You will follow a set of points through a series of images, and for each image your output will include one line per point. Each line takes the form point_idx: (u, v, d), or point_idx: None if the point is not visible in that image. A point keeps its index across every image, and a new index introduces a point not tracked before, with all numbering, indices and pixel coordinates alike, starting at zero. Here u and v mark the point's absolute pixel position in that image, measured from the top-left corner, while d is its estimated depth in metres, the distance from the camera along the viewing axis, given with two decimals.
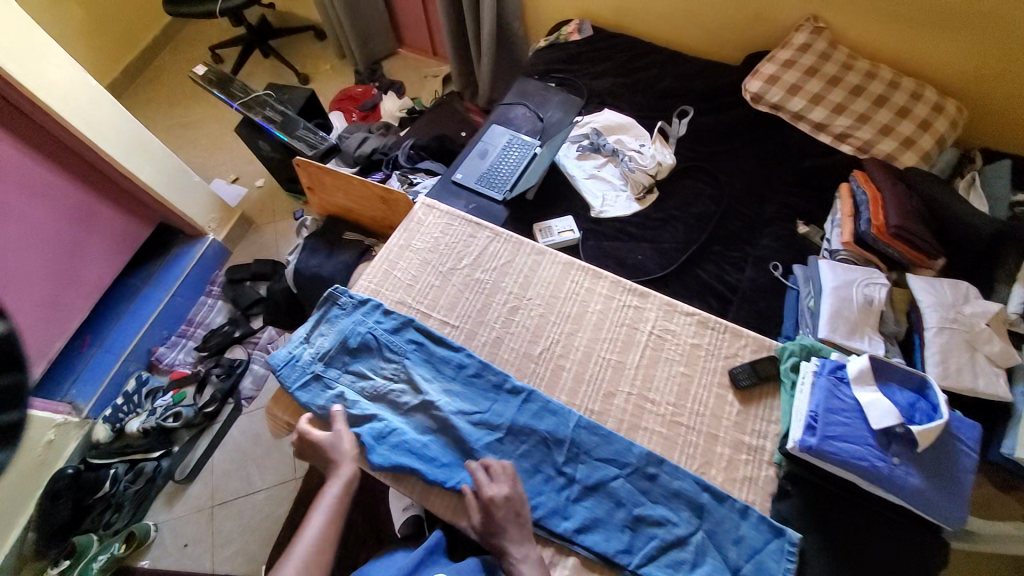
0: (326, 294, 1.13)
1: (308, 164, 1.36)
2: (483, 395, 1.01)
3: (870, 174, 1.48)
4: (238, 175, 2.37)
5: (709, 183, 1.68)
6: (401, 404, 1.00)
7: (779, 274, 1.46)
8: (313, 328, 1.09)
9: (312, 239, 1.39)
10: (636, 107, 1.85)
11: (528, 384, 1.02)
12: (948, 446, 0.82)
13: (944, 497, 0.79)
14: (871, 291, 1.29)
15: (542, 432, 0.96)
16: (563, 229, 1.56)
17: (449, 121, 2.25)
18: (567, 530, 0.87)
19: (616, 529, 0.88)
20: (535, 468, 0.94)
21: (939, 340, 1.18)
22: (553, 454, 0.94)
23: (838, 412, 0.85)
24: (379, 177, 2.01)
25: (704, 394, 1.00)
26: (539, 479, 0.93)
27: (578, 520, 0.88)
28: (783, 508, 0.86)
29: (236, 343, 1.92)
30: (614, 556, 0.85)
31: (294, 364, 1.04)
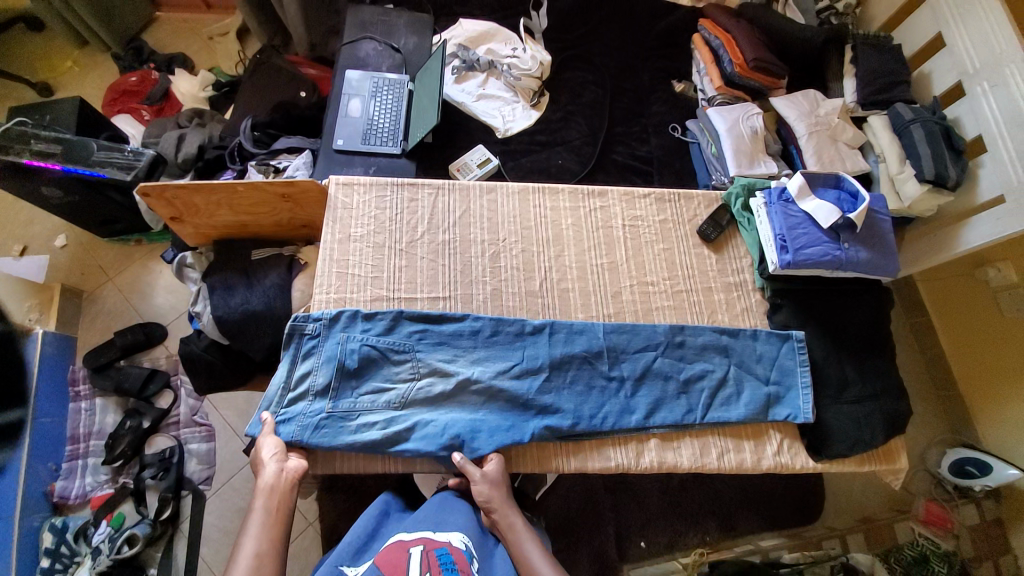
0: (285, 328, 0.94)
1: (164, 188, 1.03)
2: (511, 348, 0.98)
3: (714, 20, 1.63)
4: (24, 243, 1.76)
5: (588, 68, 1.68)
6: (437, 397, 0.93)
7: (679, 133, 1.59)
8: (293, 369, 0.92)
9: (217, 275, 1.13)
10: (487, 10, 1.73)
11: (545, 319, 1.03)
12: (872, 218, 1.04)
13: (882, 257, 1.02)
14: (752, 123, 1.47)
15: (581, 353, 0.98)
16: (480, 160, 1.48)
17: (278, 84, 1.87)
18: (639, 421, 0.95)
19: (675, 400, 0.98)
20: (589, 386, 0.97)
21: (812, 143, 1.44)
22: (599, 367, 0.99)
23: (797, 226, 1.01)
24: (232, 177, 1.64)
25: (687, 258, 1.11)
26: (598, 393, 0.97)
27: (644, 408, 0.96)
28: (779, 317, 1.06)
29: (153, 433, 1.56)
30: (683, 420, 0.96)
31: (295, 417, 0.88)
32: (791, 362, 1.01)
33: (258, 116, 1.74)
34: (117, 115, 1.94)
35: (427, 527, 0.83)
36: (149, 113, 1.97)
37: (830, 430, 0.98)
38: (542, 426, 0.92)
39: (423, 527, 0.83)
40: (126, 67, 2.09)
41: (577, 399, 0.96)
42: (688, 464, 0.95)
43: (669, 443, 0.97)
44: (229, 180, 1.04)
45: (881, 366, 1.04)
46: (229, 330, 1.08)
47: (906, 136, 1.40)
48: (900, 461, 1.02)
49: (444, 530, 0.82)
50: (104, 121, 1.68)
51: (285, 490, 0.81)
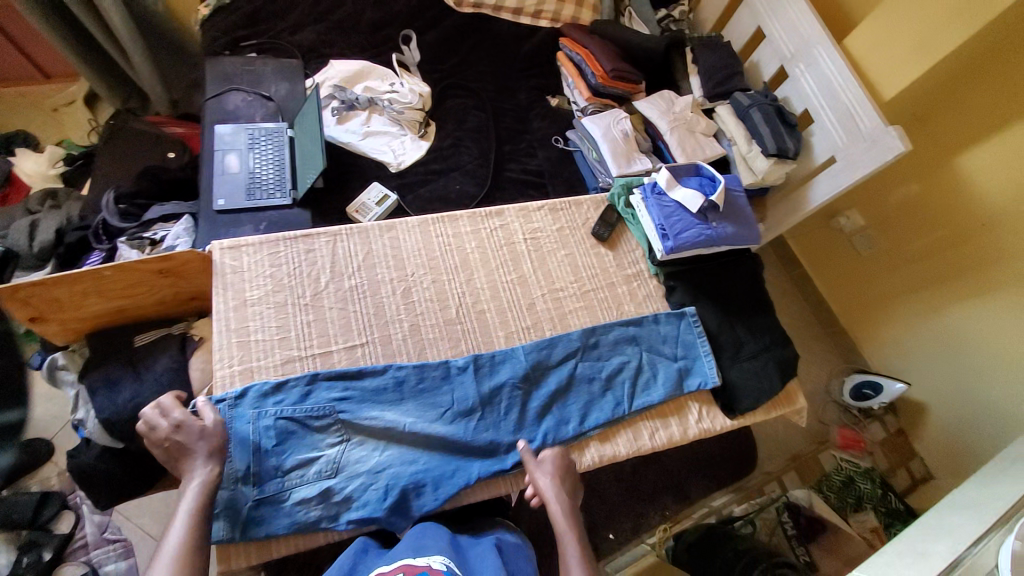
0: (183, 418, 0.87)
1: (14, 290, 0.89)
2: (437, 385, 0.99)
3: (574, 37, 1.78)
4: None
5: (467, 94, 1.75)
6: (370, 453, 0.90)
7: (562, 144, 1.71)
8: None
9: (97, 373, 0.99)
10: (357, 49, 1.73)
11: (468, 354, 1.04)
12: (730, 197, 1.20)
13: (746, 229, 1.18)
14: (623, 126, 1.62)
15: (508, 378, 1.02)
16: (377, 197, 1.47)
17: (139, 148, 1.72)
18: (576, 428, 1.00)
19: (601, 397, 1.04)
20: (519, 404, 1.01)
21: (675, 136, 1.62)
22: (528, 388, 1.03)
23: (671, 214, 1.14)
24: (98, 258, 1.46)
25: (588, 260, 1.20)
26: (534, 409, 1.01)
27: (577, 415, 1.02)
28: (675, 297, 1.18)
29: (57, 566, 1.29)
30: (613, 415, 1.03)
31: (220, 512, 0.81)
32: (689, 338, 1.13)
33: (121, 187, 1.58)
34: None
35: (407, 556, 0.77)
36: None
37: (736, 387, 1.11)
38: (486, 465, 0.94)
39: (402, 556, 0.77)
40: None
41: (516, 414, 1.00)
42: (626, 450, 1.02)
43: (606, 439, 1.03)
44: (92, 266, 0.93)
45: (768, 322, 1.19)
46: (122, 431, 0.97)
47: (748, 119, 1.62)
48: (799, 401, 1.17)
49: (424, 554, 0.77)
50: None
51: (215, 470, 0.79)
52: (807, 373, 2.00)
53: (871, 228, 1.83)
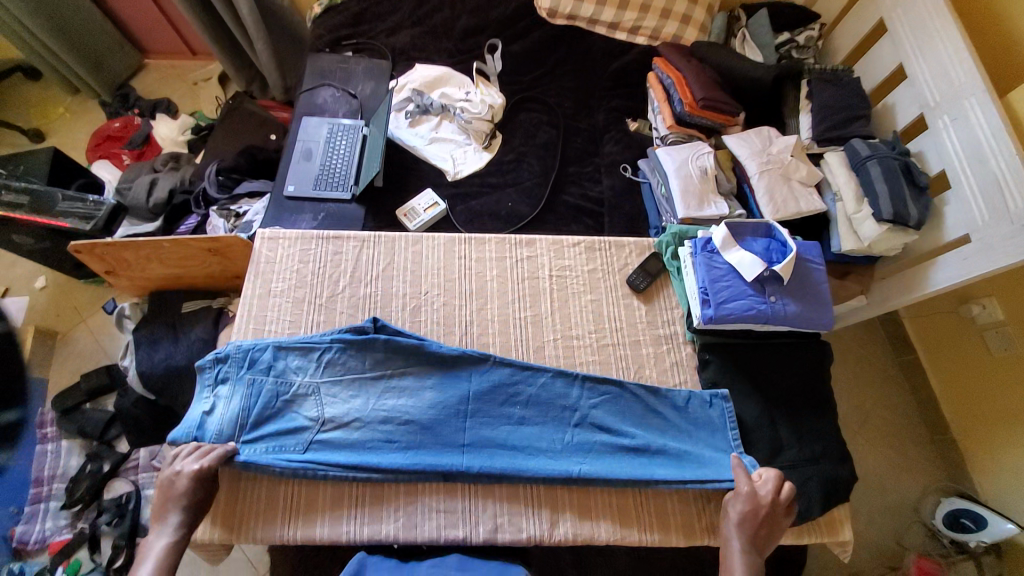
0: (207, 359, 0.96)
1: (94, 246, 1.06)
2: (385, 460, 0.90)
3: (668, 58, 1.62)
4: (6, 285, 1.86)
5: (542, 110, 1.69)
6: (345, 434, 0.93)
7: (630, 173, 1.57)
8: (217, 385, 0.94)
9: (145, 330, 1.14)
10: (445, 54, 1.76)
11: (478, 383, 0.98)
12: (802, 269, 1.01)
13: (814, 311, 0.99)
14: (702, 163, 1.44)
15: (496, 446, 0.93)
16: (427, 205, 1.49)
17: (248, 128, 1.93)
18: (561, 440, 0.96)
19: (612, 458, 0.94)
20: (484, 441, 0.94)
21: (764, 182, 1.40)
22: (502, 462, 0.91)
23: (720, 278, 0.98)
24: (195, 220, 1.68)
25: (615, 309, 1.08)
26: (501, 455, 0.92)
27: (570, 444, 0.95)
28: (707, 374, 1.02)
29: (112, 477, 1.58)
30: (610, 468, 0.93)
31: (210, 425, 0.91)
32: (710, 454, 0.94)
33: (224, 161, 1.79)
34: (98, 160, 2.03)
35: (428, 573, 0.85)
36: (129, 157, 2.05)
37: None
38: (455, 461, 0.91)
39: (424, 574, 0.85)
40: (113, 113, 2.21)
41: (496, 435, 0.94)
42: (606, 536, 0.91)
43: (585, 508, 0.92)
44: (154, 237, 1.06)
45: (819, 427, 0.99)
46: (155, 385, 1.10)
47: (862, 173, 1.35)
48: (844, 533, 0.95)
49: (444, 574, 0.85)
50: (78, 169, 1.77)
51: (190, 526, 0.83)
52: (889, 482, 1.64)
53: (1011, 326, 1.43)
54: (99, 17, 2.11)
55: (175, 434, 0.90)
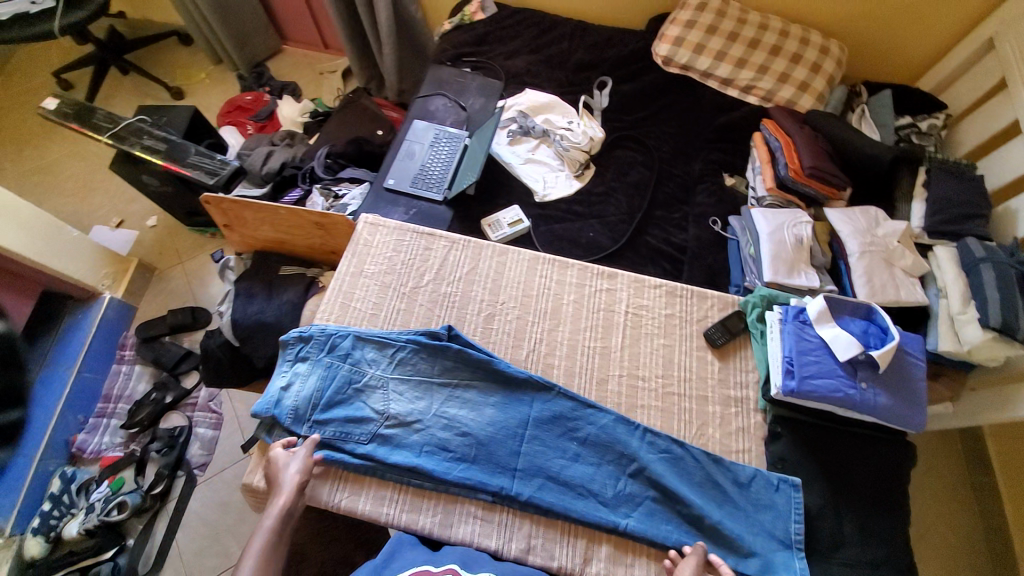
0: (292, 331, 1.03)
1: (222, 201, 1.19)
2: (440, 468, 0.92)
3: (779, 121, 1.59)
4: (123, 218, 2.09)
5: (639, 150, 1.71)
6: (409, 429, 0.96)
7: (719, 227, 1.54)
8: (300, 358, 1.01)
9: (244, 283, 1.25)
10: (555, 83, 1.84)
11: (541, 411, 0.98)
12: (901, 361, 0.94)
13: (907, 408, 0.92)
14: (799, 231, 1.39)
15: (546, 475, 0.93)
16: (512, 220, 1.54)
17: (360, 120, 2.09)
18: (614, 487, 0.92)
19: (661, 520, 0.90)
20: (535, 471, 0.93)
21: (863, 263, 1.34)
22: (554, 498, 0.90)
23: (809, 351, 0.94)
24: (298, 194, 1.82)
25: (687, 359, 1.06)
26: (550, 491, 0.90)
27: (619, 495, 0.92)
28: (777, 448, 0.97)
29: (170, 410, 1.70)
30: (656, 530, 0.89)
31: (288, 394, 0.97)
32: (767, 544, 0.89)
33: (334, 146, 1.94)
34: (226, 126, 2.27)
35: (455, 563, 0.82)
36: (252, 128, 2.28)
37: None
38: (505, 484, 0.91)
39: (452, 562, 0.82)
40: (247, 87, 2.46)
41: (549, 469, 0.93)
42: None
43: (622, 555, 0.89)
44: (275, 203, 1.17)
45: (886, 528, 0.92)
46: (242, 333, 1.20)
47: (974, 275, 1.25)
48: None
49: (473, 569, 0.82)
50: (207, 129, 1.98)
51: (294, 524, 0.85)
52: None
53: None
54: (255, 2, 2.38)
55: (257, 407, 0.96)
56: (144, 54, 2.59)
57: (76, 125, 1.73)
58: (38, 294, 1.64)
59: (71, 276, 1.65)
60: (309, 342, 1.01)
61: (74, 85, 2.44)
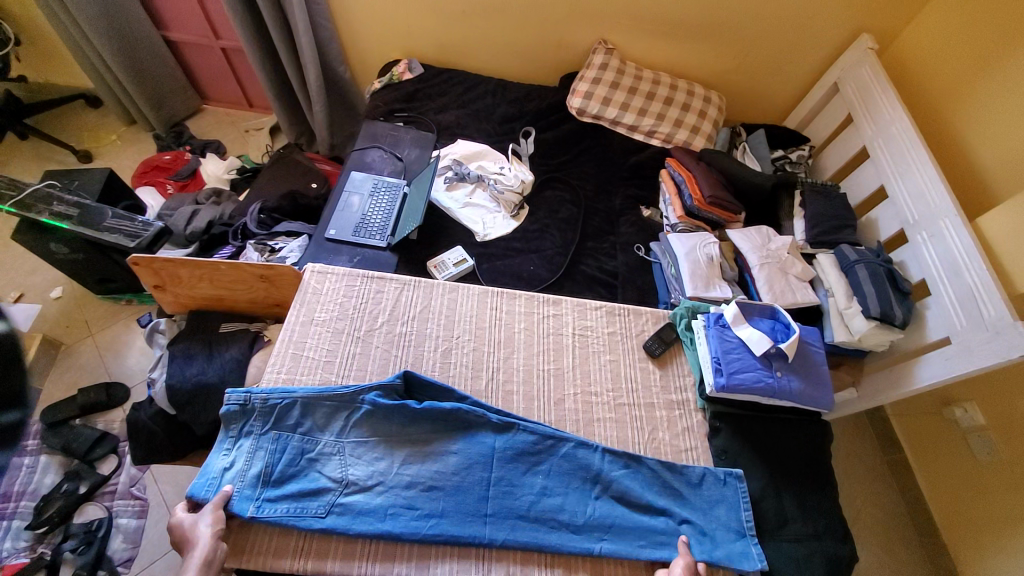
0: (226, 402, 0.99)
1: (153, 261, 1.15)
2: (407, 528, 0.91)
3: (679, 158, 1.84)
4: (20, 290, 1.89)
5: (566, 189, 1.88)
6: (369, 492, 0.95)
7: (643, 253, 1.72)
8: (243, 432, 0.98)
9: (181, 344, 1.20)
10: (484, 133, 1.99)
11: (502, 450, 1.01)
12: (805, 351, 1.11)
13: (817, 390, 1.08)
14: (709, 250, 1.59)
15: (517, 513, 0.95)
16: (457, 260, 1.61)
17: (292, 174, 2.08)
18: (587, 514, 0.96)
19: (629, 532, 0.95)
20: (504, 515, 0.95)
21: (764, 273, 1.56)
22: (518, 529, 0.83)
23: (732, 351, 1.08)
24: (230, 251, 1.75)
25: (632, 371, 1.16)
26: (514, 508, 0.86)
27: (592, 518, 0.96)
28: (719, 442, 1.08)
29: (86, 501, 1.51)
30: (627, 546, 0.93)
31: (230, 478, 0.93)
32: (725, 536, 0.96)
33: (268, 201, 1.92)
34: (143, 187, 2.16)
35: None
36: (173, 187, 2.18)
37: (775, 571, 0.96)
38: (476, 532, 0.92)
39: None
40: (164, 147, 2.37)
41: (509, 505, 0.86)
42: None
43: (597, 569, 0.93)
44: (214, 259, 1.15)
45: (821, 502, 1.05)
46: (180, 398, 1.13)
47: (851, 274, 1.51)
48: None
49: None
50: (126, 192, 1.88)
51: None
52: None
53: (993, 432, 1.51)
54: (171, 64, 2.35)
55: (193, 490, 0.90)
56: (43, 116, 2.43)
57: None
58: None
59: None
60: (250, 416, 0.98)
61: None
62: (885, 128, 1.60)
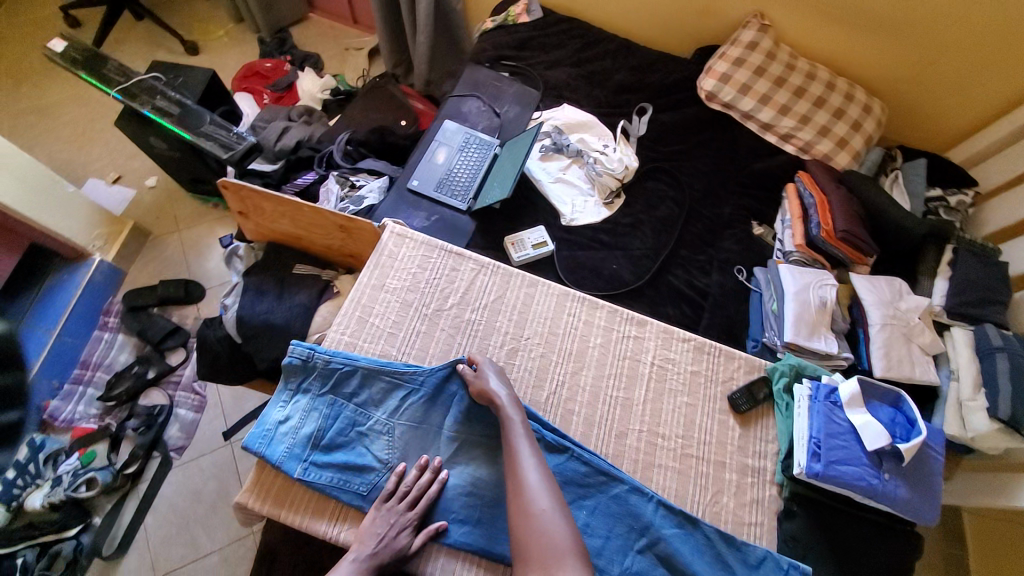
0: (290, 354, 0.98)
1: (240, 188, 1.13)
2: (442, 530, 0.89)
3: (815, 176, 1.57)
4: (120, 173, 1.98)
5: (671, 184, 1.67)
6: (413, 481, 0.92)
7: (743, 277, 1.52)
8: (302, 390, 0.97)
9: (256, 278, 1.21)
10: (594, 102, 1.78)
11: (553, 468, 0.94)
12: (921, 455, 0.94)
13: (925, 503, 0.93)
14: (824, 293, 1.38)
15: None
16: (536, 241, 1.49)
17: (385, 107, 1.99)
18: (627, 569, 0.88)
19: None
20: None
21: (882, 335, 1.33)
22: (553, 496, 0.84)
23: (837, 436, 0.94)
24: (312, 178, 1.71)
25: (708, 421, 1.04)
26: (549, 485, 0.85)
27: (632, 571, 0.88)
28: (789, 526, 0.96)
29: (151, 386, 1.64)
30: None
31: (282, 435, 0.93)
32: None
33: (357, 133, 1.85)
34: (241, 92, 2.15)
35: None
36: (269, 98, 2.16)
37: None
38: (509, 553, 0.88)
39: None
40: (266, 52, 2.33)
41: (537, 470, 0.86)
42: None
43: None
44: (299, 200, 1.11)
45: None
46: (248, 331, 1.14)
47: (987, 361, 1.26)
48: None
49: None
50: (225, 97, 1.88)
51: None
52: None
53: None
54: None
55: (249, 440, 0.91)
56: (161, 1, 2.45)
57: (84, 74, 1.62)
58: (24, 248, 1.56)
59: (64, 233, 1.59)
60: (307, 373, 0.97)
61: (83, 23, 2.31)
62: None
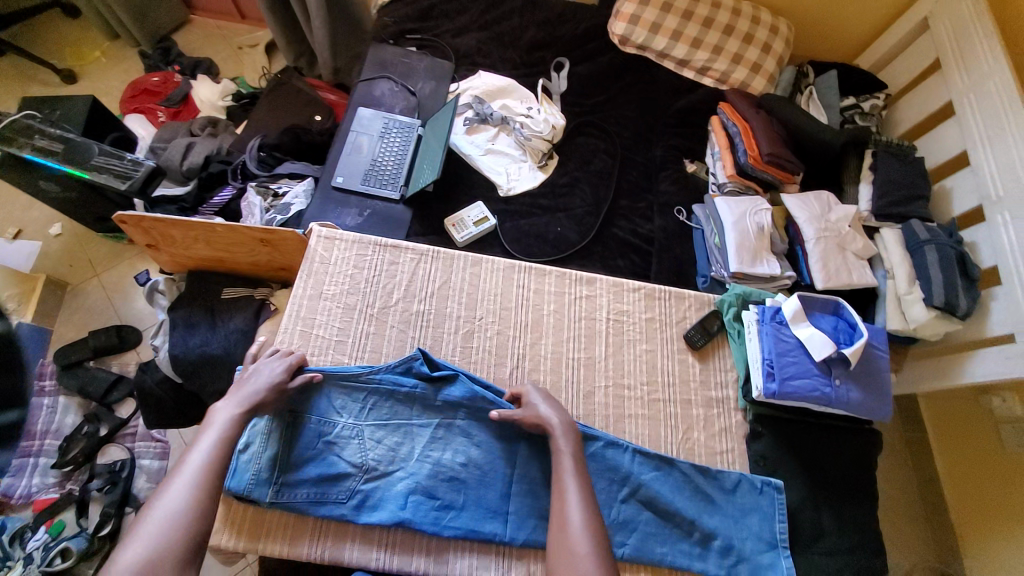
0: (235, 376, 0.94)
1: (141, 219, 1.02)
2: (428, 522, 0.88)
3: (735, 105, 1.59)
4: (19, 226, 1.78)
5: (601, 137, 1.65)
6: (391, 478, 0.90)
7: (684, 217, 1.54)
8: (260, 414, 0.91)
9: (182, 311, 1.12)
10: (509, 64, 1.72)
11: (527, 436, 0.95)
12: (865, 355, 1.01)
13: (876, 400, 0.99)
14: (760, 219, 1.42)
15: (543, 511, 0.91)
16: (477, 218, 1.45)
17: (292, 104, 1.86)
18: (614, 520, 0.90)
19: (654, 535, 0.91)
20: (527, 514, 0.91)
21: (819, 248, 1.39)
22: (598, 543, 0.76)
23: (787, 353, 0.98)
24: (229, 194, 1.59)
25: (669, 363, 1.07)
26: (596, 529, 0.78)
27: (620, 521, 0.91)
28: (758, 447, 1.01)
29: (108, 442, 1.52)
30: (655, 552, 0.89)
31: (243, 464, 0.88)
32: (755, 546, 0.92)
33: (269, 137, 1.72)
34: (132, 114, 1.95)
35: None
36: (164, 115, 1.97)
37: None
38: (498, 528, 0.89)
39: None
40: (151, 66, 2.12)
41: (582, 511, 0.79)
42: None
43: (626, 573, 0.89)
44: (209, 219, 1.02)
45: (861, 509, 0.99)
46: (185, 369, 1.07)
47: (917, 256, 1.34)
48: None
49: None
50: (114, 122, 1.70)
51: (222, 478, 0.80)
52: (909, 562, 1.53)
53: None
54: None
55: None
56: (19, 28, 2.17)
57: None
58: None
59: None
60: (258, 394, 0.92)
61: None
62: (981, 82, 1.32)
